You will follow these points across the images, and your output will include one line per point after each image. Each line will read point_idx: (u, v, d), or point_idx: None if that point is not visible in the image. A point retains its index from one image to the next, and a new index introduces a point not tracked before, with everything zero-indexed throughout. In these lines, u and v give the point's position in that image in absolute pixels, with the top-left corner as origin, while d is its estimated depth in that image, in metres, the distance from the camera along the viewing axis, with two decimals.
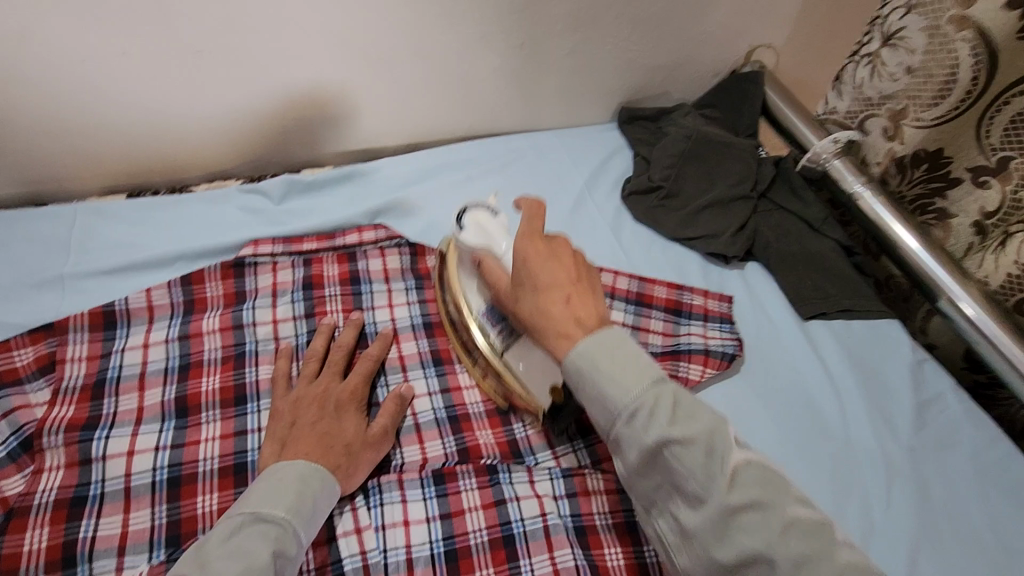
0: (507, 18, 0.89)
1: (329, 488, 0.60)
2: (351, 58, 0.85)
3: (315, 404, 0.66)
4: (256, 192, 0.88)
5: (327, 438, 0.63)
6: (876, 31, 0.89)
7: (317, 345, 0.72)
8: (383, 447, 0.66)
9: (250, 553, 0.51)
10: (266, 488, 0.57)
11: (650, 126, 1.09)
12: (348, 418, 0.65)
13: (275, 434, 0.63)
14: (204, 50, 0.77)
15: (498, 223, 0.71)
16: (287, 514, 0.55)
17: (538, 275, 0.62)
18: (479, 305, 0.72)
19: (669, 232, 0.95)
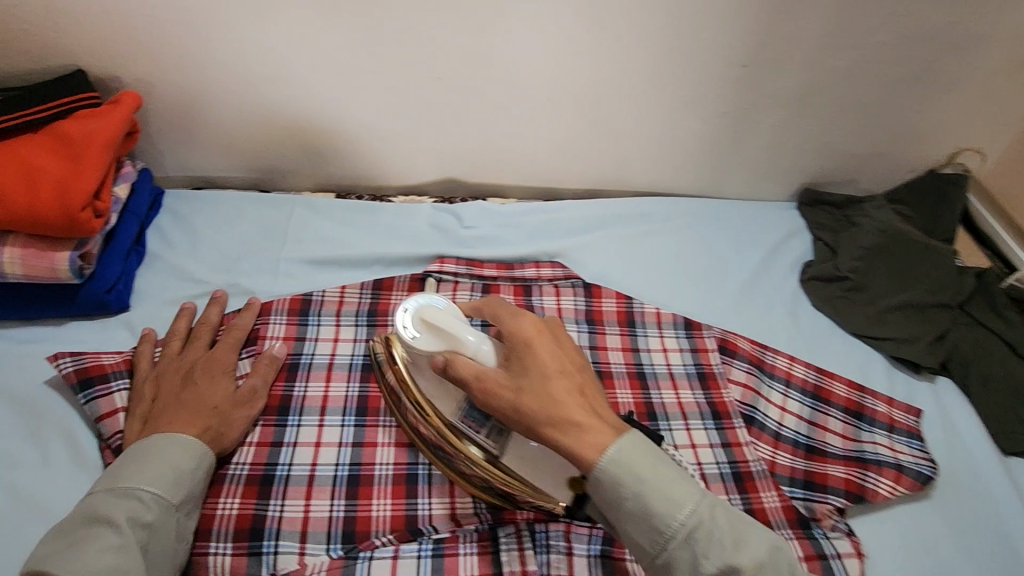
0: (723, 86, 0.89)
1: (196, 459, 0.58)
2: (565, 102, 0.88)
3: (178, 375, 0.65)
4: (449, 213, 0.92)
5: (193, 402, 0.62)
6: None
7: (243, 323, 0.72)
8: (253, 406, 0.66)
9: (111, 540, 0.51)
10: (130, 462, 0.56)
11: (835, 212, 1.04)
12: (219, 380, 0.65)
13: (138, 409, 0.62)
14: (443, 77, 0.83)
15: (448, 314, 0.59)
16: (151, 493, 0.55)
17: (537, 361, 0.56)
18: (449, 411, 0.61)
19: (853, 327, 0.89)
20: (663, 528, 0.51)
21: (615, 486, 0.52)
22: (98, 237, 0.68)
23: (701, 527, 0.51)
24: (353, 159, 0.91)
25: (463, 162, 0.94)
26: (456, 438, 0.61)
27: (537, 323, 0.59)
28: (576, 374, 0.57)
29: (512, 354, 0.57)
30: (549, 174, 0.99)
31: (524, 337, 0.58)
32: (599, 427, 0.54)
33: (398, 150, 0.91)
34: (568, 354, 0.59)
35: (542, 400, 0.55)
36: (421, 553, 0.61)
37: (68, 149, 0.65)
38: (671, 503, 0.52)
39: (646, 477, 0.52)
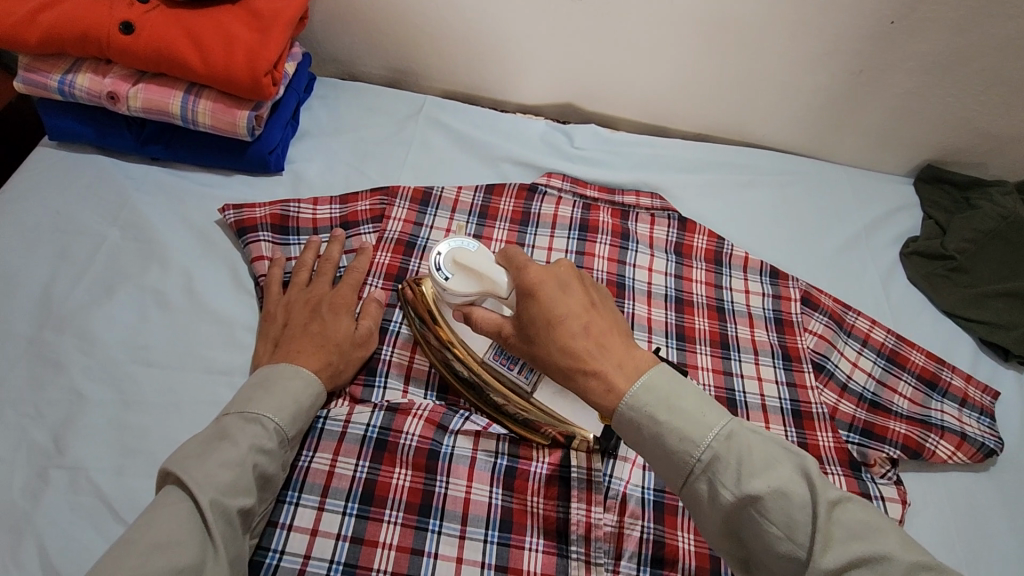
0: (862, 41, 0.88)
1: (314, 395, 0.60)
2: (694, 39, 0.90)
3: (307, 307, 0.67)
4: (562, 132, 0.99)
5: (320, 338, 0.64)
6: None
7: (333, 253, 0.74)
8: (367, 348, 0.68)
9: (230, 456, 0.51)
10: (251, 390, 0.58)
11: (953, 193, 1.01)
12: (341, 317, 0.67)
13: (269, 334, 0.66)
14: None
15: (479, 255, 0.63)
16: (274, 416, 0.55)
17: (547, 307, 0.55)
18: (484, 350, 0.65)
19: (946, 305, 0.89)
20: (717, 454, 0.48)
21: (630, 423, 0.51)
22: (269, 104, 0.79)
23: (702, 437, 0.49)
24: (484, 70, 1.00)
25: (582, 87, 1.00)
26: (467, 355, 0.66)
27: (542, 269, 0.57)
28: (606, 325, 0.55)
29: (529, 322, 0.56)
30: (662, 111, 1.03)
31: (526, 285, 0.56)
32: (610, 370, 0.52)
33: (524, 66, 0.98)
34: (572, 300, 0.56)
35: (603, 352, 0.53)
36: (505, 417, 0.67)
37: (257, 22, 0.75)
38: (635, 401, 0.51)
39: (655, 398, 0.50)
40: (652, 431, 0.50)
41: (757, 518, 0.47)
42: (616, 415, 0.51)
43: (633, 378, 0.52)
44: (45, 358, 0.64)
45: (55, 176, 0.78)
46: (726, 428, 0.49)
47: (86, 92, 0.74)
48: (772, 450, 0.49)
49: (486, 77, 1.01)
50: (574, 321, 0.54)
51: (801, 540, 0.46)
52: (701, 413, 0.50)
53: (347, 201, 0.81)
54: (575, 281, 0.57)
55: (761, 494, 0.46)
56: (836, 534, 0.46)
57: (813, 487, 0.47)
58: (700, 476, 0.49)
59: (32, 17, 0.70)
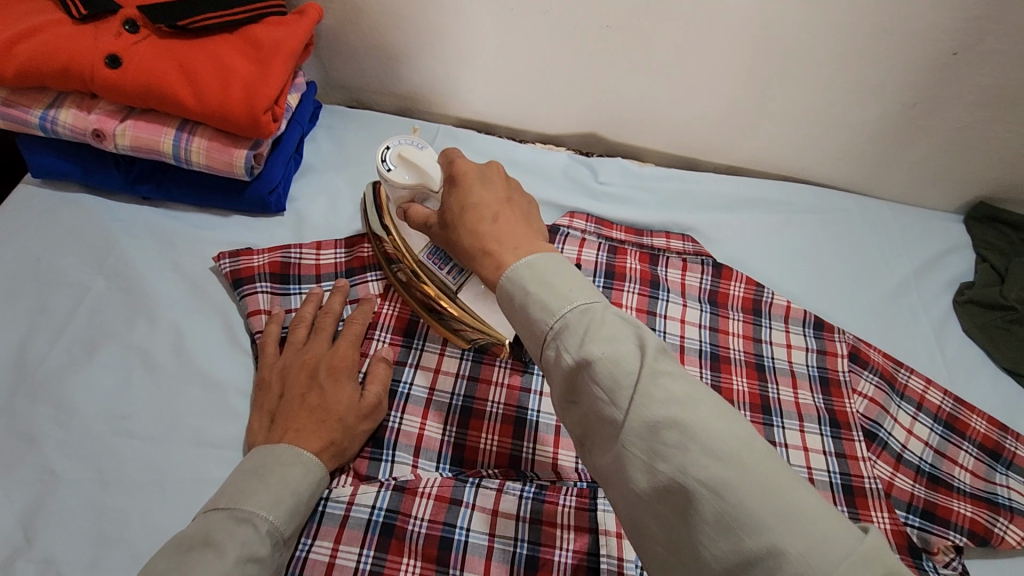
0: (918, 72, 0.80)
1: (315, 480, 0.55)
2: (730, 68, 0.83)
3: (305, 373, 0.61)
4: (585, 165, 0.92)
5: (319, 412, 0.58)
6: None
7: (334, 306, 0.67)
8: (373, 416, 0.61)
9: (214, 570, 0.45)
10: (247, 479, 0.52)
11: (1009, 233, 0.93)
12: (342, 384, 0.61)
13: (264, 407, 0.60)
14: (611, 26, 0.80)
15: (424, 155, 0.62)
16: (268, 514, 0.50)
17: (468, 196, 0.55)
18: (421, 250, 0.65)
19: (1006, 361, 0.81)
20: (602, 371, 0.42)
21: (509, 297, 0.48)
22: (269, 141, 0.72)
23: (620, 364, 0.42)
24: (501, 98, 0.93)
25: (606, 117, 0.93)
26: (425, 277, 0.65)
27: (469, 163, 0.57)
28: (520, 221, 0.53)
29: (446, 207, 0.56)
30: (691, 143, 0.95)
31: (455, 175, 0.57)
32: (503, 251, 0.51)
33: (545, 94, 0.91)
34: (494, 190, 0.56)
35: (509, 233, 0.52)
36: (523, 493, 0.60)
37: (257, 53, 0.69)
38: (551, 306, 0.46)
39: (554, 283, 0.47)
40: (567, 342, 0.44)
41: (658, 456, 0.40)
42: (500, 288, 0.49)
43: (520, 255, 0.49)
44: (17, 431, 0.58)
45: (37, 219, 0.71)
46: (648, 367, 0.42)
47: (69, 129, 0.68)
48: (617, 323, 0.45)
49: (503, 105, 0.94)
50: (487, 209, 0.54)
51: (620, 402, 0.42)
52: (619, 334, 0.44)
53: (352, 244, 0.74)
54: (499, 177, 0.57)
55: (660, 421, 0.40)
56: (654, 396, 0.41)
57: (642, 355, 0.43)
58: (598, 395, 0.43)
59: (8, 49, 0.64)
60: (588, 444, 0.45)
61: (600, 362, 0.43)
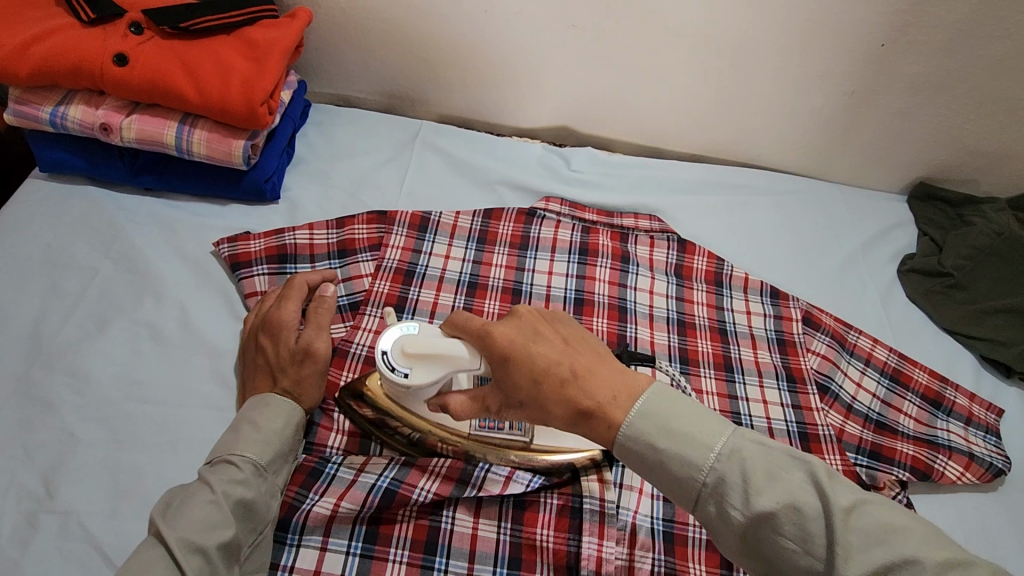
0: (855, 63, 0.88)
1: (286, 403, 0.61)
2: (688, 63, 0.91)
3: (253, 339, 0.66)
4: (558, 156, 0.99)
5: (273, 367, 0.63)
6: None
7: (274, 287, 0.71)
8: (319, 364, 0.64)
9: (200, 500, 0.53)
10: (226, 435, 0.59)
11: (947, 210, 1.02)
12: (283, 334, 0.64)
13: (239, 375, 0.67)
14: (578, 25, 0.88)
15: (426, 333, 0.61)
16: (240, 449, 0.57)
17: (532, 357, 0.52)
18: (469, 426, 0.64)
19: (946, 322, 0.89)
20: (789, 526, 0.44)
21: (601, 419, 0.49)
22: (265, 133, 0.78)
23: (805, 514, 0.44)
24: (480, 95, 1.00)
25: (577, 111, 1.01)
26: (479, 448, 0.64)
27: (510, 327, 0.54)
28: (592, 374, 0.51)
29: (508, 394, 0.53)
30: (657, 134, 1.03)
31: (507, 343, 0.53)
32: (605, 412, 0.49)
33: (520, 91, 0.98)
34: (550, 343, 0.53)
35: (599, 384, 0.50)
36: (531, 485, 0.63)
37: (253, 52, 0.75)
38: (696, 462, 0.46)
39: (649, 414, 0.48)
40: (669, 455, 0.46)
41: (795, 546, 0.44)
42: (617, 445, 0.48)
43: (630, 407, 0.48)
44: (36, 398, 0.62)
45: (46, 209, 0.76)
46: (833, 507, 0.43)
47: (78, 124, 0.73)
48: (777, 460, 0.46)
49: (481, 102, 1.01)
50: (561, 369, 0.51)
51: (818, 552, 0.43)
52: (780, 475, 0.45)
53: (344, 225, 0.80)
54: (541, 324, 0.55)
55: (789, 514, 0.44)
56: (854, 540, 0.43)
57: (824, 497, 0.44)
58: (785, 543, 0.44)
59: (22, 50, 0.69)
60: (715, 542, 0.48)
61: (780, 512, 0.44)
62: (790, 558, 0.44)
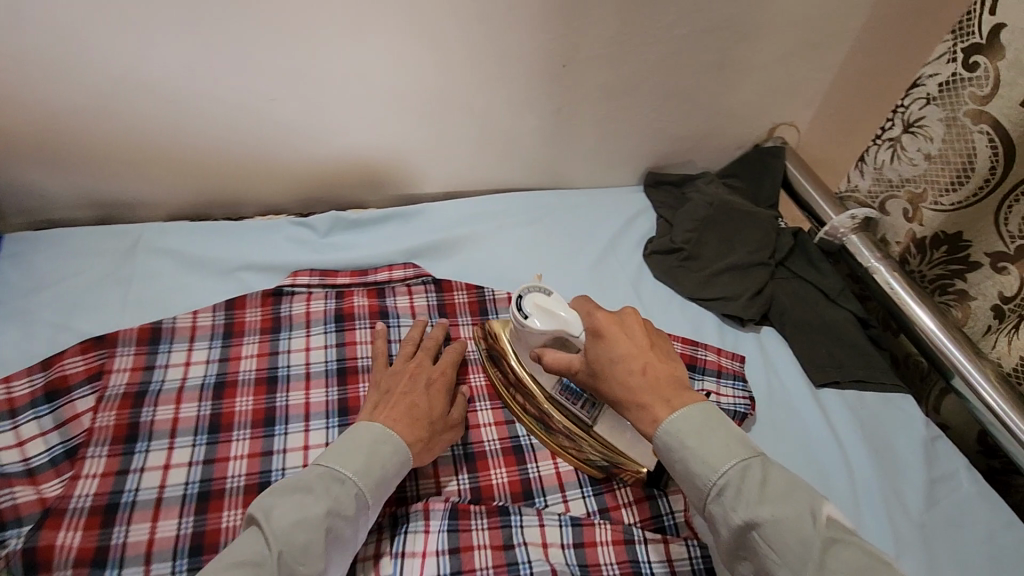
0: (548, 85, 0.97)
1: (400, 458, 0.67)
2: (401, 112, 0.94)
3: (408, 374, 0.76)
4: (303, 224, 0.95)
5: (413, 413, 0.71)
6: (898, 119, 0.97)
7: (436, 334, 0.83)
8: (453, 437, 0.75)
9: (305, 509, 0.59)
10: (332, 452, 0.65)
11: (674, 190, 1.15)
12: (435, 395, 0.74)
13: (371, 398, 0.73)
14: (277, 98, 0.88)
15: (557, 304, 0.72)
16: (354, 475, 0.63)
17: (601, 351, 0.67)
18: (553, 386, 0.75)
19: (688, 291, 0.99)
20: (772, 534, 0.55)
21: (668, 447, 0.62)
22: None
23: (797, 529, 0.55)
24: (203, 184, 0.97)
25: (314, 178, 1.01)
26: (558, 412, 0.75)
27: (610, 316, 0.69)
28: (662, 366, 0.67)
29: (590, 360, 0.68)
30: (404, 181, 1.06)
31: (597, 326, 0.68)
32: (655, 403, 0.63)
33: (243, 174, 0.97)
34: (636, 339, 0.68)
35: (658, 380, 0.65)
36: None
37: None
38: (711, 464, 0.59)
39: (709, 440, 0.60)
40: (729, 503, 0.57)
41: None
42: (656, 437, 0.62)
43: (675, 410, 0.63)
44: None
45: None
46: (822, 534, 0.55)
47: None
48: (790, 487, 0.58)
49: (209, 190, 0.98)
50: (634, 361, 0.66)
51: (793, 564, 0.54)
52: (792, 498, 0.57)
53: (51, 365, 0.74)
54: (634, 322, 0.70)
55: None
56: (830, 562, 0.54)
57: (818, 522, 0.55)
58: (774, 560, 0.55)
59: None
60: (735, 554, 0.59)
61: (770, 524, 0.55)
62: (767, 564, 0.56)
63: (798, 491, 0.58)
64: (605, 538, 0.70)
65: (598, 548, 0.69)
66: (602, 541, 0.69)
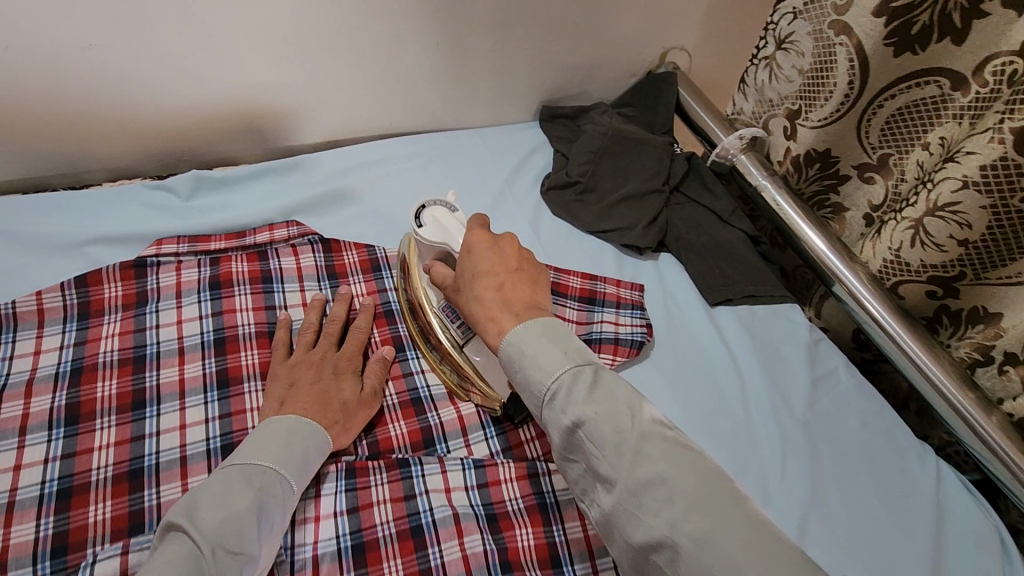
0: (421, 17, 0.91)
1: (319, 443, 0.64)
2: (260, 55, 0.87)
3: (314, 366, 0.71)
4: (163, 189, 0.86)
5: (325, 398, 0.68)
6: (770, 36, 0.98)
7: (338, 312, 0.78)
8: (373, 407, 0.72)
9: (232, 500, 0.56)
10: (251, 442, 0.62)
11: (569, 124, 1.12)
12: (346, 379, 0.71)
13: (274, 393, 0.68)
14: (98, 44, 0.78)
15: (454, 219, 0.76)
16: (272, 463, 0.60)
17: (476, 264, 0.69)
18: (437, 302, 0.77)
19: (586, 226, 0.98)
20: (595, 428, 0.56)
21: (510, 356, 0.62)
22: None
23: (611, 421, 0.56)
24: (34, 148, 0.86)
25: (169, 134, 0.92)
26: (439, 330, 0.76)
27: (483, 235, 0.71)
28: (524, 288, 0.68)
29: (462, 272, 0.70)
30: (276, 132, 0.99)
31: (471, 242, 0.70)
32: (503, 316, 0.64)
33: (82, 134, 0.86)
34: (505, 258, 0.70)
35: (515, 293, 0.66)
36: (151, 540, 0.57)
37: None
38: (548, 372, 0.59)
39: (548, 353, 0.60)
40: (558, 406, 0.58)
41: (647, 510, 0.53)
42: (503, 348, 0.63)
43: (519, 322, 0.64)
44: None
45: None
46: (638, 427, 0.56)
47: None
48: (616, 389, 0.59)
49: (45, 157, 0.88)
50: (494, 278, 0.67)
51: (612, 460, 0.55)
52: (617, 397, 0.58)
53: None
54: (510, 250, 0.71)
55: (650, 478, 0.53)
56: (646, 454, 0.54)
57: (636, 417, 0.56)
58: (594, 448, 0.56)
59: None
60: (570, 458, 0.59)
61: (594, 420, 0.56)
62: (595, 466, 0.56)
63: (622, 392, 0.59)
64: (509, 475, 0.70)
65: (502, 485, 0.69)
66: (505, 478, 0.70)
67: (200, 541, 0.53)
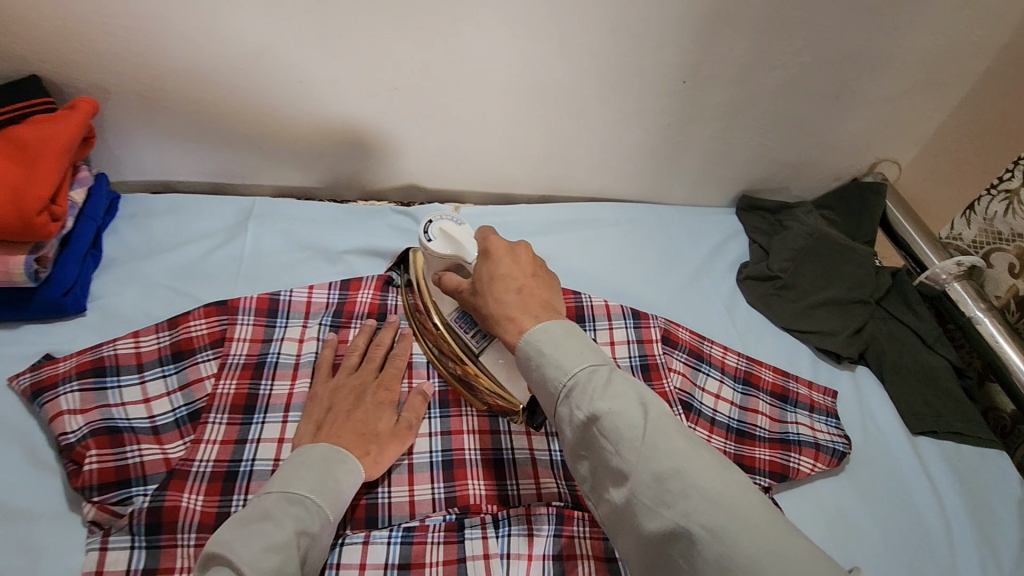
0: (662, 99, 0.97)
1: (354, 474, 0.63)
2: (518, 112, 0.95)
3: (352, 395, 0.70)
4: (407, 214, 0.96)
5: (359, 426, 0.67)
6: (1019, 171, 0.94)
7: (384, 338, 0.77)
8: (407, 441, 0.70)
9: (276, 533, 0.54)
10: (293, 466, 0.61)
11: (768, 217, 1.13)
12: (381, 410, 0.69)
13: (313, 415, 0.68)
14: (399, 87, 0.88)
15: (464, 231, 0.70)
16: (312, 493, 0.59)
17: (495, 268, 0.63)
18: (450, 312, 0.72)
19: (783, 321, 0.98)
20: (610, 424, 0.52)
21: (527, 356, 0.58)
22: (56, 241, 0.73)
23: (624, 418, 0.52)
24: (312, 164, 0.98)
25: (418, 167, 1.02)
26: (452, 340, 0.72)
27: (502, 240, 0.65)
28: (541, 292, 0.63)
29: (481, 277, 0.63)
30: (501, 179, 1.08)
31: (489, 246, 0.64)
32: (523, 315, 0.60)
33: (351, 158, 0.98)
34: (522, 266, 0.64)
35: (533, 302, 0.61)
36: (391, 540, 0.64)
37: (24, 153, 0.69)
38: (564, 367, 0.55)
39: (568, 347, 0.57)
40: (576, 400, 0.54)
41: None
42: (519, 347, 0.58)
43: (539, 322, 0.59)
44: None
45: None
46: (651, 422, 0.52)
47: None
48: (630, 390, 0.54)
49: (319, 171, 1.00)
50: (513, 280, 0.62)
51: (626, 452, 0.51)
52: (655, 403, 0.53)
53: (177, 325, 0.74)
54: (525, 255, 0.65)
55: (666, 471, 0.49)
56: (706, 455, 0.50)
57: (646, 409, 0.52)
58: (606, 443, 0.52)
59: None
60: (585, 462, 0.55)
61: (610, 415, 0.52)
62: (607, 459, 0.52)
63: (636, 385, 0.55)
64: None
65: None
66: None
67: (245, 568, 0.50)
